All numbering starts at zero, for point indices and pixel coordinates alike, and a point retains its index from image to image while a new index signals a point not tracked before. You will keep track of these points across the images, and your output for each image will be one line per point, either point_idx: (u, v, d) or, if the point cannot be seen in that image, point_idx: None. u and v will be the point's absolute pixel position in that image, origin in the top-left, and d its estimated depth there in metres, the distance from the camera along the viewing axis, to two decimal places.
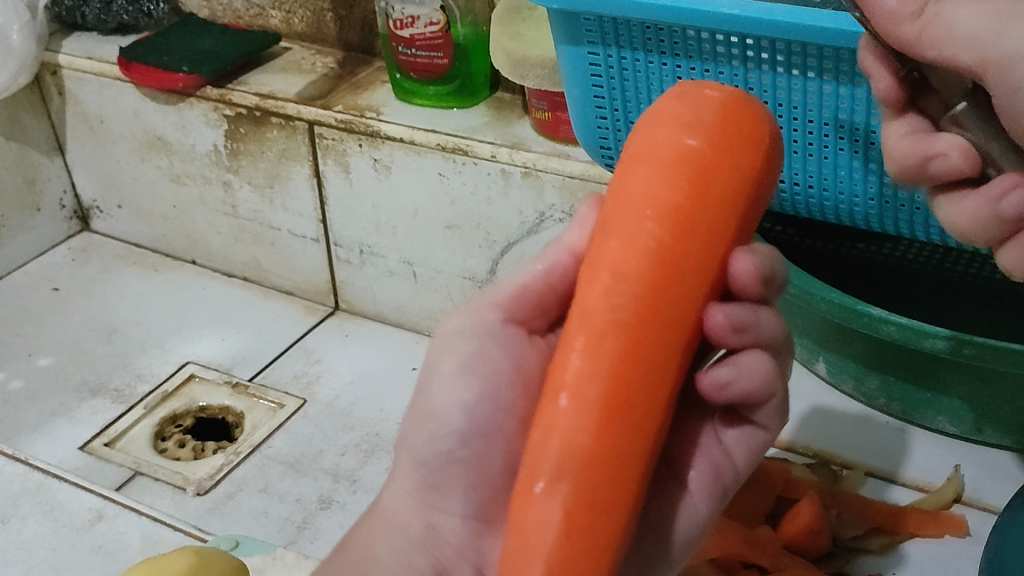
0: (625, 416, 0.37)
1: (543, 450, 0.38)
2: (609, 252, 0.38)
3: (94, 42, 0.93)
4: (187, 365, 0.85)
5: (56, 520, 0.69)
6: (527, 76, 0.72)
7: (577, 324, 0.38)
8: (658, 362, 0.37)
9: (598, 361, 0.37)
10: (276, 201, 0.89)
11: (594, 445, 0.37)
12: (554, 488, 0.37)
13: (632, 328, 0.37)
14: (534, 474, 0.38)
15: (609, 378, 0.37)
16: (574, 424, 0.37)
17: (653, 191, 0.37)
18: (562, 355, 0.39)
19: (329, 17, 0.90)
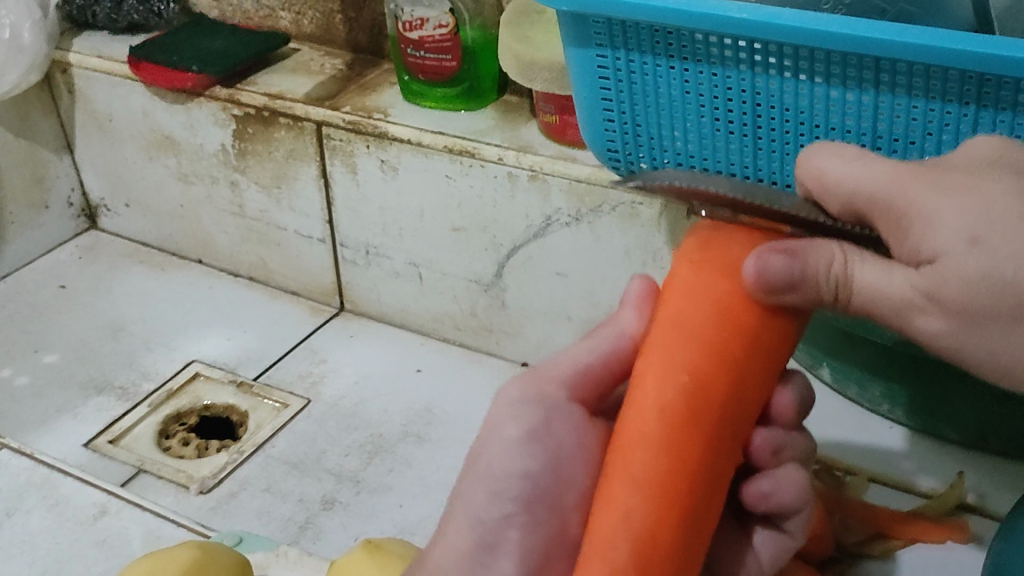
0: (675, 492, 0.39)
1: (597, 523, 0.40)
2: (663, 346, 0.39)
3: (104, 41, 0.94)
4: (192, 364, 0.86)
5: (60, 515, 0.69)
6: (535, 79, 0.72)
7: (628, 410, 0.40)
8: (704, 441, 0.39)
9: (656, 444, 0.39)
10: (283, 201, 0.89)
11: (652, 525, 0.39)
12: (608, 567, 0.39)
13: (677, 413, 0.39)
14: (589, 554, 0.39)
15: (659, 460, 0.39)
16: (627, 501, 0.39)
17: (702, 292, 0.38)
18: (619, 444, 0.40)
19: (338, 18, 0.90)
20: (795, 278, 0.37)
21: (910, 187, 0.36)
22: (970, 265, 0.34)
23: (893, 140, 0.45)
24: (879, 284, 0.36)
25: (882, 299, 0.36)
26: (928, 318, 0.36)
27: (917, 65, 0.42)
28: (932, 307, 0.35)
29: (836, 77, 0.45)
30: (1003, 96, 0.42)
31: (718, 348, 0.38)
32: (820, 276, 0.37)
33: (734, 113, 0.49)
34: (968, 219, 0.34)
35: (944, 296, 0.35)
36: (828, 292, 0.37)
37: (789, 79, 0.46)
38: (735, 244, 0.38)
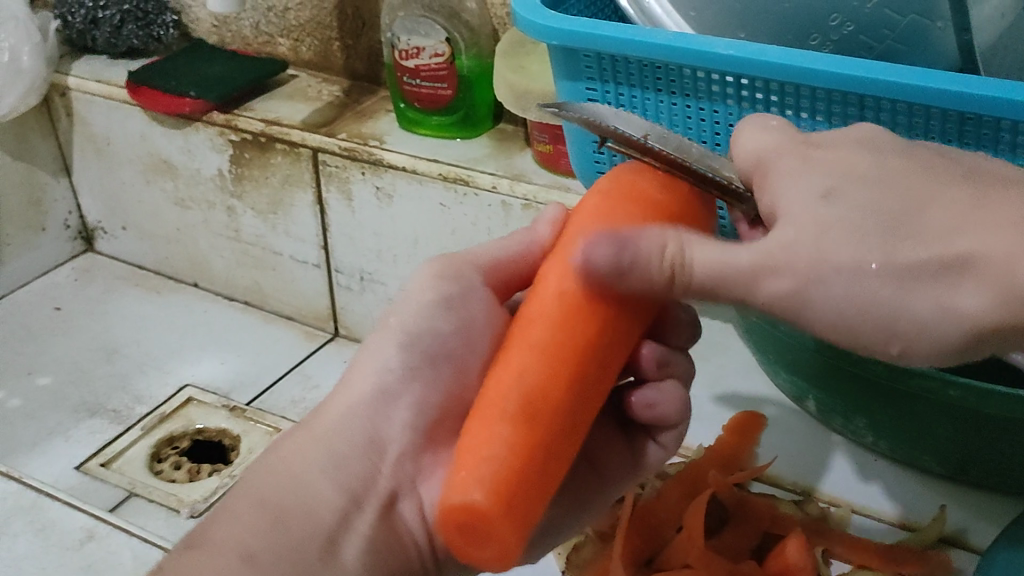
0: (544, 414, 0.38)
1: (487, 412, 0.38)
2: (564, 253, 0.39)
3: (103, 65, 0.94)
4: (185, 388, 0.86)
5: (49, 539, 0.69)
6: (529, 109, 0.73)
7: (517, 338, 0.40)
8: (576, 369, 0.38)
9: (543, 337, 0.38)
10: (279, 227, 0.89)
11: (531, 401, 0.38)
12: (484, 438, 0.38)
13: (552, 335, 0.38)
14: (471, 436, 0.38)
15: (528, 380, 0.38)
16: (493, 421, 0.38)
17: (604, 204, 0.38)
18: (512, 347, 0.39)
19: (336, 45, 0.91)
20: (623, 265, 0.35)
21: (780, 159, 0.36)
22: (818, 218, 0.33)
23: None
24: (712, 258, 0.34)
25: (719, 276, 0.34)
26: (773, 277, 0.33)
27: (901, 104, 0.43)
28: (781, 269, 0.33)
29: (823, 114, 0.45)
30: (985, 135, 0.42)
31: None
32: (651, 256, 0.34)
33: (722, 146, 0.50)
34: (819, 179, 0.34)
35: (796, 248, 0.33)
36: (661, 272, 0.35)
37: (776, 114, 0.47)
38: (640, 181, 0.38)
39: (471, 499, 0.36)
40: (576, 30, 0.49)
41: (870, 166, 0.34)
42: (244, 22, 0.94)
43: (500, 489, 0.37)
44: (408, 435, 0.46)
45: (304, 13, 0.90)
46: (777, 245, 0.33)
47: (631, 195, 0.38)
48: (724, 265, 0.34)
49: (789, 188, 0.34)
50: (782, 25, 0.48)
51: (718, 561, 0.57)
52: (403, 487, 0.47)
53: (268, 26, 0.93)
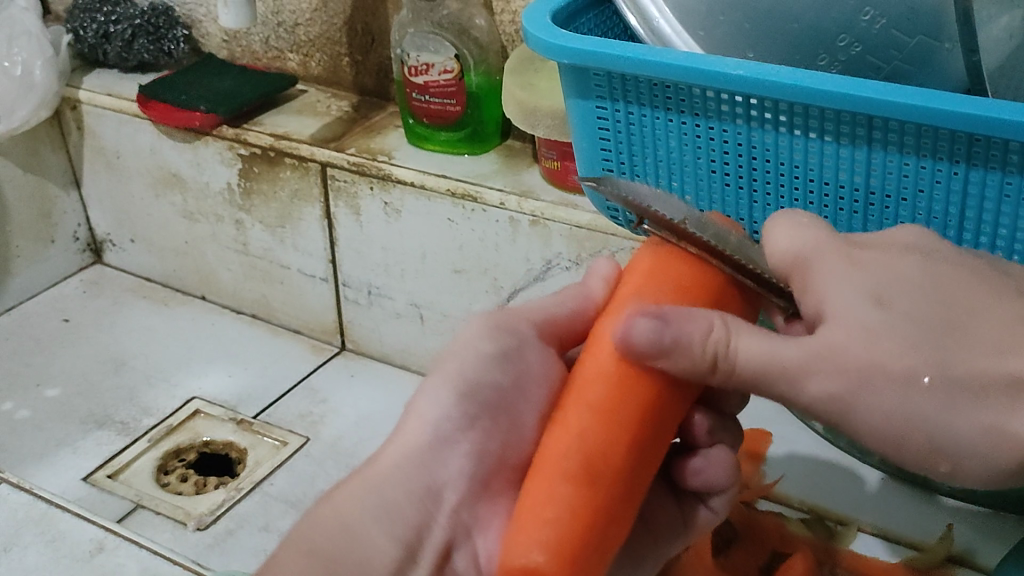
0: (605, 471, 0.38)
1: (548, 469, 0.38)
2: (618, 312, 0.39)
3: (114, 79, 0.95)
4: (192, 400, 0.86)
5: (58, 550, 0.69)
6: (537, 126, 0.73)
7: (570, 394, 0.39)
8: (635, 428, 0.38)
9: (601, 395, 0.38)
10: (288, 241, 0.90)
11: (591, 461, 0.38)
12: (547, 497, 0.38)
13: (609, 395, 0.38)
14: (532, 494, 0.38)
15: (587, 439, 0.38)
16: (552, 479, 0.38)
17: (654, 274, 0.39)
18: (568, 400, 0.39)
19: (345, 61, 0.92)
20: (664, 344, 0.36)
21: (825, 259, 0.37)
22: (867, 323, 0.35)
23: (884, 196, 0.46)
24: (763, 350, 0.36)
25: (767, 370, 0.36)
26: (820, 379, 0.35)
27: (909, 124, 0.43)
28: (827, 366, 0.35)
29: (831, 134, 0.46)
30: (992, 156, 0.42)
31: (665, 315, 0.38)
32: (695, 338, 0.36)
33: (731, 165, 0.50)
34: (864, 281, 0.36)
35: (842, 354, 0.35)
36: (705, 358, 0.36)
37: (785, 135, 0.47)
38: (680, 259, 0.39)
39: (531, 561, 0.37)
40: (587, 49, 0.49)
41: (916, 275, 0.37)
42: (254, 36, 0.95)
43: (564, 551, 0.37)
44: (465, 481, 0.44)
45: (314, 28, 0.91)
46: (825, 345, 0.35)
47: (677, 266, 0.39)
48: (777, 355, 0.36)
49: (836, 292, 0.36)
50: (792, 44, 0.48)
51: None
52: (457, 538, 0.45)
53: (277, 41, 0.94)
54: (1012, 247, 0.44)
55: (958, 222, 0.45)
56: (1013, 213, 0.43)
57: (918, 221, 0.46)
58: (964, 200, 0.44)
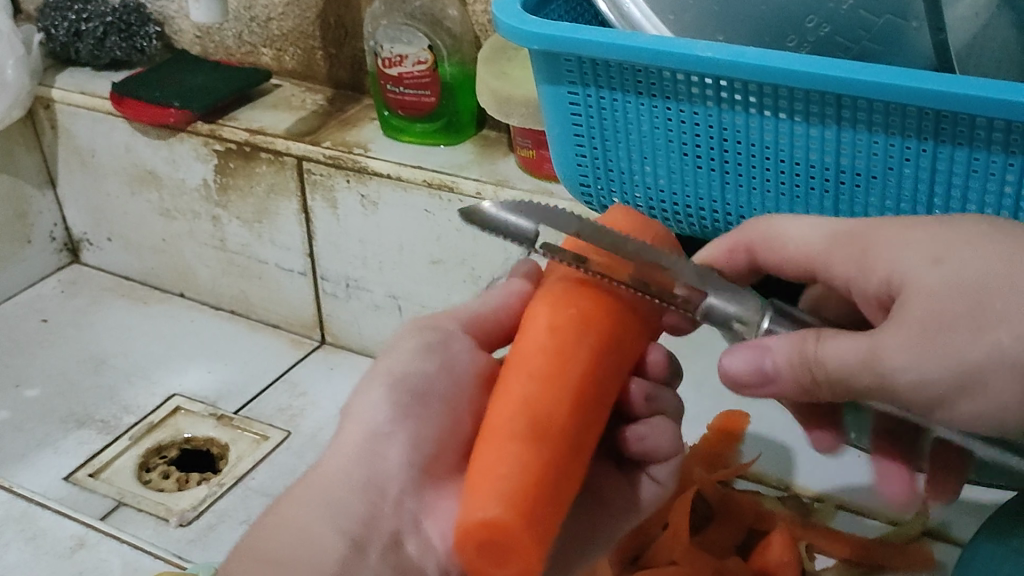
0: (551, 431, 0.38)
1: (494, 436, 0.38)
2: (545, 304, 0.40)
3: (87, 77, 0.94)
4: (173, 397, 0.86)
5: (39, 547, 0.69)
6: (512, 115, 0.74)
7: (508, 373, 0.40)
8: (575, 393, 0.39)
9: (539, 362, 0.39)
10: (265, 236, 0.90)
11: (538, 422, 0.38)
12: (497, 459, 0.38)
13: (544, 367, 0.39)
14: (482, 460, 0.38)
15: (531, 402, 0.38)
16: (501, 445, 0.38)
17: (571, 283, 0.40)
18: (504, 381, 0.40)
19: (319, 55, 0.92)
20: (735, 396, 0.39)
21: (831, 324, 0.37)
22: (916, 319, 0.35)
23: (854, 174, 0.47)
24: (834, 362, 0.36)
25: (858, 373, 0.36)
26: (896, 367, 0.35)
27: (878, 102, 0.43)
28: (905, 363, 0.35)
29: (801, 114, 0.46)
30: (961, 132, 0.43)
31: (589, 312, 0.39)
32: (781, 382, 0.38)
33: (702, 148, 0.50)
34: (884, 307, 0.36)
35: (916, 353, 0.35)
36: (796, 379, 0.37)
37: (755, 115, 0.47)
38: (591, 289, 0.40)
39: (487, 518, 0.36)
40: (558, 35, 0.49)
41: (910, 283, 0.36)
42: (227, 32, 0.95)
43: (520, 500, 0.37)
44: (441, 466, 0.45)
45: (287, 22, 0.91)
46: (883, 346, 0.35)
47: (590, 291, 0.40)
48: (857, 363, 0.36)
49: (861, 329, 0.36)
50: (761, 27, 0.49)
51: (703, 558, 0.59)
52: (403, 524, 0.44)
53: (251, 36, 0.94)
54: None
55: (927, 198, 0.45)
56: (981, 187, 0.44)
57: (888, 198, 0.46)
58: (932, 176, 0.44)
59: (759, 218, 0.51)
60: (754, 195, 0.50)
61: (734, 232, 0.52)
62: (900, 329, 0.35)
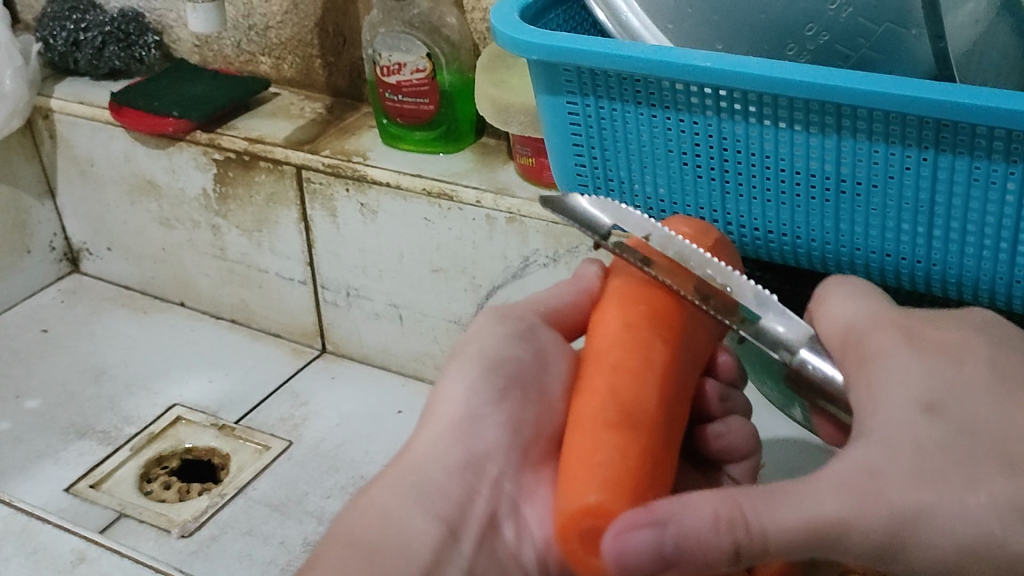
0: (642, 418, 0.39)
1: (581, 428, 0.39)
2: (615, 309, 0.43)
3: (86, 87, 0.94)
4: (173, 407, 0.86)
5: (39, 562, 0.69)
6: (511, 122, 0.73)
7: (589, 372, 0.42)
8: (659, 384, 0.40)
9: (617, 355, 0.41)
10: (265, 245, 0.90)
11: (627, 407, 0.39)
12: (590, 446, 0.38)
13: (626, 358, 0.41)
14: (573, 455, 0.39)
15: (617, 390, 0.40)
16: (590, 434, 0.39)
17: (639, 284, 0.44)
18: (583, 386, 0.42)
19: (318, 63, 0.92)
20: (666, 553, 0.33)
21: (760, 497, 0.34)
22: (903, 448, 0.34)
23: (855, 183, 0.46)
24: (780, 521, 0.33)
25: (800, 534, 0.33)
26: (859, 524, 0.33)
27: (878, 112, 0.43)
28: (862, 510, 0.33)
29: (802, 124, 0.46)
30: (962, 141, 0.42)
31: (657, 309, 0.42)
32: (705, 532, 0.33)
33: (702, 157, 0.50)
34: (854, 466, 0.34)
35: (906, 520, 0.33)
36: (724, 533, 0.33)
37: (755, 125, 0.47)
38: (653, 288, 0.43)
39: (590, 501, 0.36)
40: (557, 45, 0.49)
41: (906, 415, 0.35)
42: (225, 40, 0.95)
43: (625, 479, 0.36)
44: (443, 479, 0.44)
45: (285, 30, 0.91)
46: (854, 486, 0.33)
47: (656, 289, 0.43)
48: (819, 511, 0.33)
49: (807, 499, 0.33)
50: (761, 36, 0.49)
51: None
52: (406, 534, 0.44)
53: (249, 44, 0.94)
54: (983, 232, 0.44)
55: (928, 208, 0.45)
56: (982, 197, 0.44)
57: (889, 208, 0.46)
58: (933, 185, 0.44)
59: (758, 227, 0.51)
60: (753, 206, 0.50)
61: (734, 241, 0.52)
62: (850, 493, 0.33)
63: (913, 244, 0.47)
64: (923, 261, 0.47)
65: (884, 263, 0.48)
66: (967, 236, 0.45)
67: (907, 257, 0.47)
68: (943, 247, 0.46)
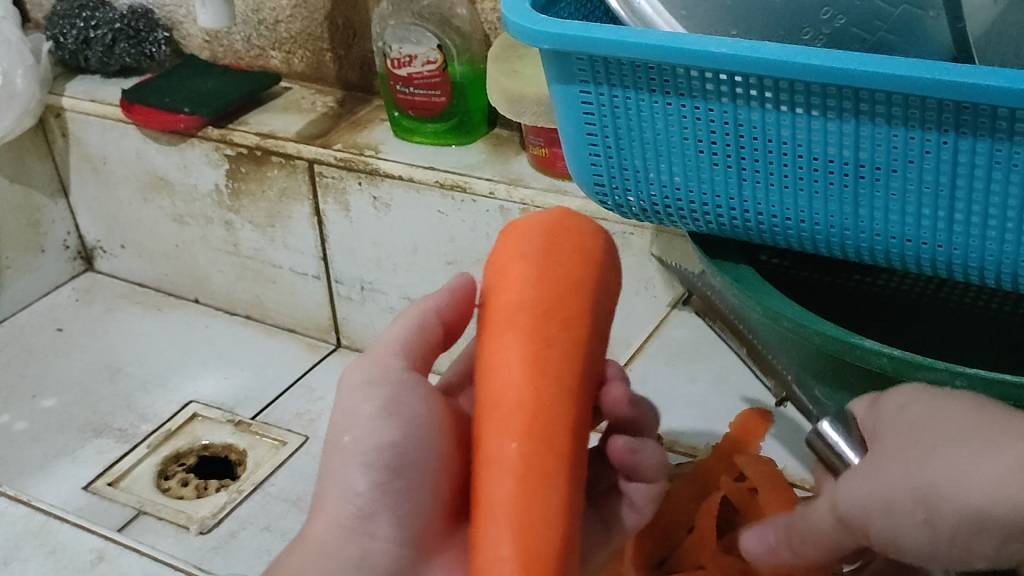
0: (544, 462, 0.39)
1: (489, 461, 0.40)
2: (502, 305, 0.42)
3: (97, 85, 0.94)
4: (190, 404, 0.86)
5: (58, 561, 0.69)
6: (524, 113, 0.73)
7: (488, 388, 0.41)
8: (547, 410, 0.40)
9: (517, 368, 0.40)
10: (278, 240, 0.89)
11: (527, 465, 0.39)
12: (503, 488, 0.39)
13: (524, 390, 0.40)
14: (488, 491, 0.39)
15: (517, 433, 0.39)
16: (495, 524, 0.38)
17: (523, 278, 0.42)
18: (489, 383, 0.41)
19: (328, 56, 0.91)
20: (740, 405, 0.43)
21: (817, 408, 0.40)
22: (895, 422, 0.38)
23: (874, 168, 0.46)
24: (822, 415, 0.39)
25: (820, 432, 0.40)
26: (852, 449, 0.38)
27: (897, 96, 0.42)
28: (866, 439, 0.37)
29: (819, 109, 0.45)
30: (982, 124, 0.42)
31: (539, 307, 0.41)
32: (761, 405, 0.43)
33: (718, 145, 0.49)
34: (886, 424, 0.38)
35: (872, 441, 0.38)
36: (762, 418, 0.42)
37: (772, 111, 0.47)
38: (548, 270, 0.42)
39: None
40: (570, 34, 0.49)
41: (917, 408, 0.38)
42: (235, 36, 0.94)
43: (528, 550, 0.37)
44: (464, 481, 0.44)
45: (295, 24, 0.90)
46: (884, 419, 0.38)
47: (546, 269, 0.42)
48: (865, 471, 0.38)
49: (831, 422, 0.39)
50: (775, 20, 0.48)
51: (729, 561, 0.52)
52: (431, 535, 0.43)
53: (259, 39, 0.93)
54: (1005, 215, 0.44)
55: (949, 191, 0.44)
56: (1004, 179, 0.43)
57: (910, 192, 0.45)
58: (954, 168, 0.44)
59: (762, 212, 0.51)
60: (773, 191, 0.49)
61: (749, 229, 0.52)
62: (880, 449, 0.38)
63: (934, 229, 0.46)
64: (945, 245, 0.46)
65: (905, 248, 0.48)
66: (989, 219, 0.44)
67: (928, 242, 0.46)
68: (965, 232, 0.45)
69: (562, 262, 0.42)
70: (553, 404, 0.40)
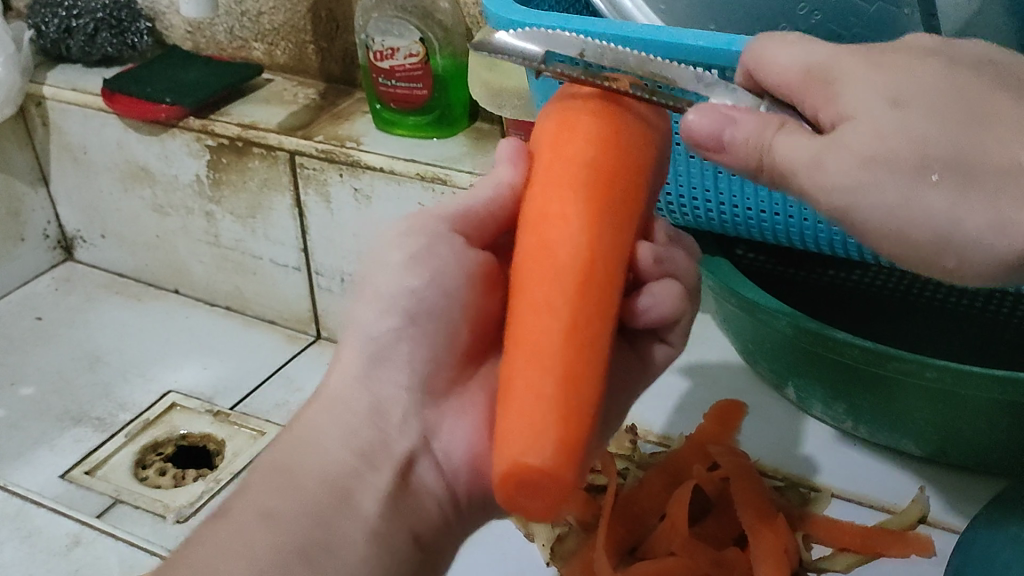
0: (588, 328, 0.41)
1: (536, 316, 0.41)
2: (560, 162, 0.43)
3: (78, 74, 0.94)
4: (168, 394, 0.86)
5: (34, 545, 0.69)
6: (504, 106, 0.74)
7: (538, 240, 0.42)
8: (598, 279, 0.41)
9: (575, 229, 0.42)
10: (258, 231, 0.90)
11: (575, 330, 0.40)
12: (549, 345, 0.40)
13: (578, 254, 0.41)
14: (524, 351, 0.41)
15: (563, 301, 0.41)
16: (537, 384, 0.40)
17: (589, 137, 0.43)
18: (539, 238, 0.42)
19: (311, 49, 0.91)
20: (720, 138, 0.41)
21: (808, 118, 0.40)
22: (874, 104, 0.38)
23: None
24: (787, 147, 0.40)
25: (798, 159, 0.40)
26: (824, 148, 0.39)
27: None
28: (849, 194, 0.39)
29: None
30: None
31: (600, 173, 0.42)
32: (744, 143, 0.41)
33: None
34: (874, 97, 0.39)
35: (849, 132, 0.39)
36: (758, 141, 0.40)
37: None
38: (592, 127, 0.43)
39: (541, 462, 0.38)
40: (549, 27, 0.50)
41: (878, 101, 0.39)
42: (217, 27, 0.94)
43: (564, 411, 0.39)
44: None
45: (278, 16, 0.90)
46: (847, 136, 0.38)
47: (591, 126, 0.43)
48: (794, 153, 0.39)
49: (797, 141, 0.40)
50: None
51: (703, 549, 0.53)
52: None
53: (242, 31, 0.93)
54: None
55: None
56: None
57: None
58: None
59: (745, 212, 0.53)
60: None
61: None
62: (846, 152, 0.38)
63: None
64: None
65: None
66: None
67: None
68: None
69: (621, 124, 0.43)
70: (607, 265, 0.42)
